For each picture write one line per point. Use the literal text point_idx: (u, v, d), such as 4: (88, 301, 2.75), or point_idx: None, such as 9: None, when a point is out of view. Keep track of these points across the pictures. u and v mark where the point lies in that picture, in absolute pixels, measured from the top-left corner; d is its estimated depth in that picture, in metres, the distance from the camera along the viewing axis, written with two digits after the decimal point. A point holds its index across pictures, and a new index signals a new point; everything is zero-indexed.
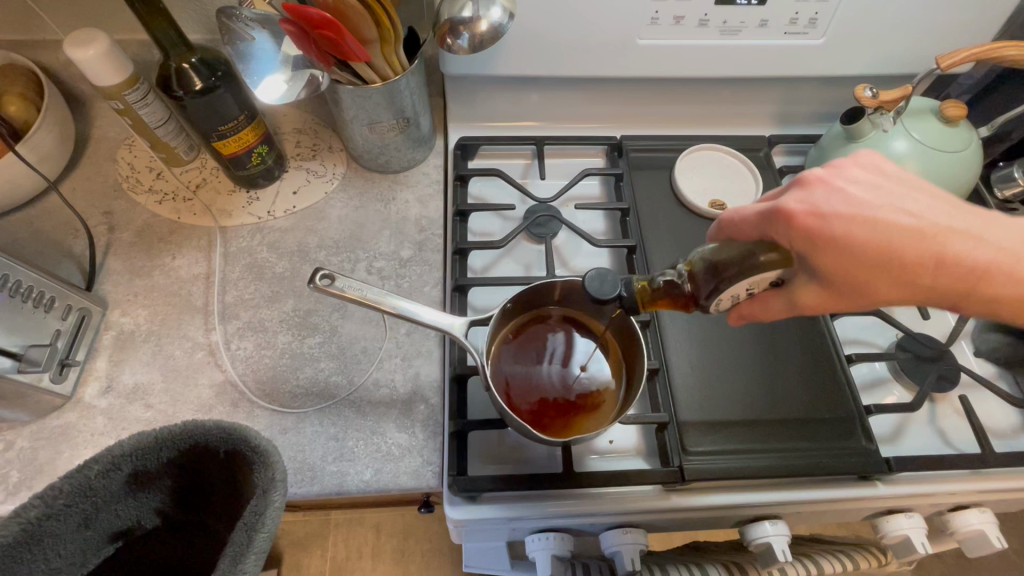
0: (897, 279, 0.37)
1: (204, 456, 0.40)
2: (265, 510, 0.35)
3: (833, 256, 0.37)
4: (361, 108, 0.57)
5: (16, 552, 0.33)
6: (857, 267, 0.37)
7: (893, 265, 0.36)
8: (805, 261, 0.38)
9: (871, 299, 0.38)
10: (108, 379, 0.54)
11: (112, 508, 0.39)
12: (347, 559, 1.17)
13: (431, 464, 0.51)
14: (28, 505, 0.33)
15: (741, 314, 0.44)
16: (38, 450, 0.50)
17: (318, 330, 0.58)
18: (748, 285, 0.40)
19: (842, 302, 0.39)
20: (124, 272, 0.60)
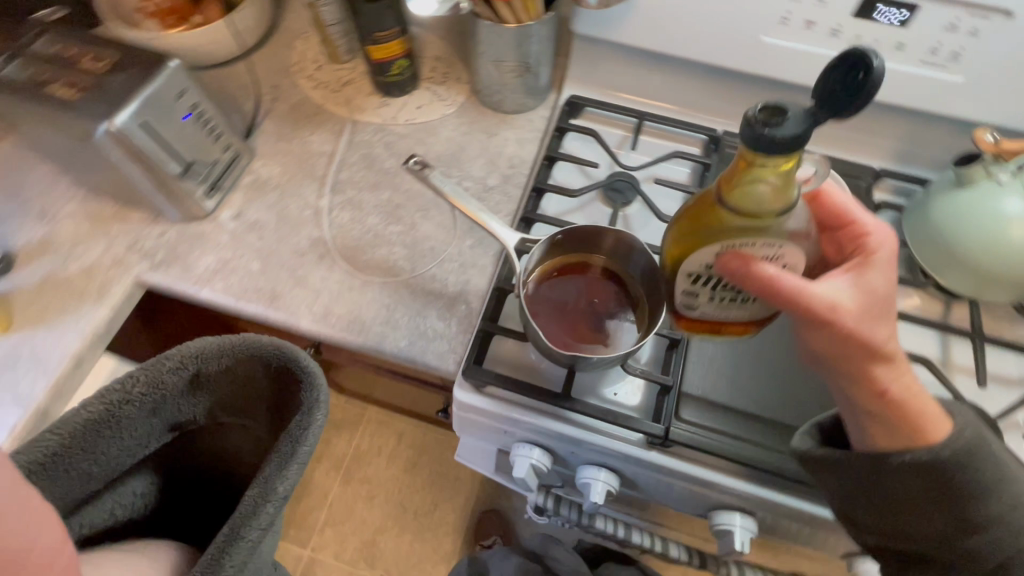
0: (883, 324, 0.43)
1: (247, 370, 0.52)
2: (309, 426, 0.49)
3: (879, 278, 0.43)
4: (492, 44, 0.65)
5: (105, 424, 0.48)
6: (880, 301, 0.43)
7: (877, 307, 0.42)
8: (857, 276, 0.43)
9: (860, 328, 0.42)
10: (240, 209, 0.68)
11: (174, 403, 0.52)
12: (366, 451, 1.31)
13: (455, 353, 0.59)
14: (117, 389, 0.48)
15: (749, 268, 0.40)
16: (180, 243, 0.65)
17: (400, 222, 0.67)
18: (788, 257, 0.42)
19: (839, 312, 0.41)
20: (273, 135, 0.74)
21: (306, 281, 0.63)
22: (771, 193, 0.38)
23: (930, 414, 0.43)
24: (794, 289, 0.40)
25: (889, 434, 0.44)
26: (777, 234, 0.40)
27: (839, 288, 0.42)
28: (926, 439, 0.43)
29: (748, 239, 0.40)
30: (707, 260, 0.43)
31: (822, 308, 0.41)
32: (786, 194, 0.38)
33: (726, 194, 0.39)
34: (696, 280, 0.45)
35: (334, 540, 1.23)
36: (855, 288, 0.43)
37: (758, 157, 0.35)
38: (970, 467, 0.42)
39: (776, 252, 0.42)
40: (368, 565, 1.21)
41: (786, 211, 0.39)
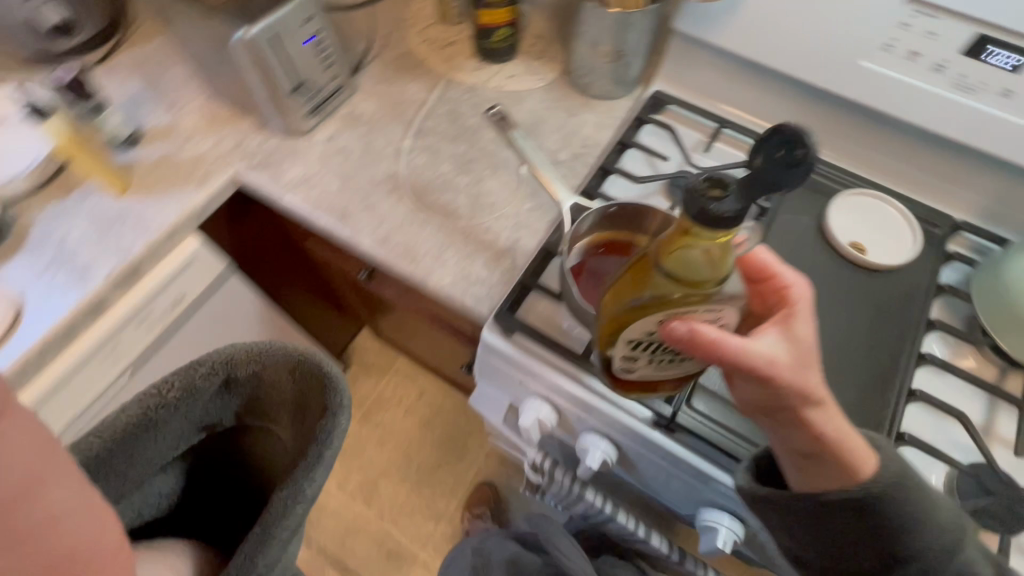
0: (816, 375, 0.42)
1: (273, 373, 0.57)
2: (335, 429, 0.52)
3: (804, 328, 0.43)
4: (592, 26, 0.68)
5: (143, 425, 0.53)
6: (808, 353, 0.42)
7: (810, 356, 0.42)
8: (784, 328, 0.43)
9: (799, 377, 0.41)
10: (332, 135, 0.75)
11: (204, 406, 0.57)
12: (388, 398, 1.37)
13: (491, 300, 0.62)
14: (153, 393, 0.53)
15: (698, 335, 0.38)
16: (277, 152, 0.73)
17: (469, 174, 0.72)
18: (724, 316, 0.40)
19: (776, 365, 0.40)
20: (376, 76, 0.80)
21: (376, 208, 0.69)
22: (714, 261, 0.36)
23: (858, 450, 0.43)
24: (733, 353, 0.39)
25: (822, 476, 0.43)
26: (715, 301, 0.38)
27: (771, 342, 0.42)
28: (856, 477, 0.43)
29: (687, 307, 0.38)
30: (650, 327, 0.40)
31: (761, 364, 0.40)
32: (723, 266, 0.36)
33: (664, 259, 0.36)
34: (635, 345, 0.42)
35: (340, 472, 1.30)
36: (785, 338, 0.42)
37: (696, 228, 0.33)
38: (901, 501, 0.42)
39: (716, 315, 0.40)
40: (365, 504, 1.27)
41: (723, 277, 0.37)
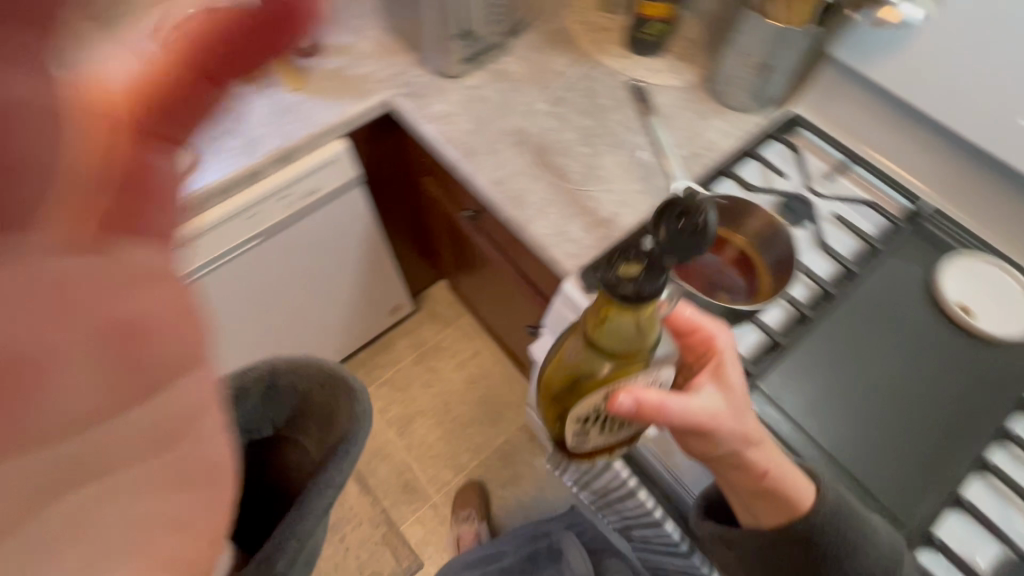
0: (752, 421, 0.46)
1: (310, 380, 0.65)
2: (360, 433, 0.59)
3: (736, 376, 0.46)
4: (746, 35, 0.71)
5: None
6: (742, 402, 0.46)
7: (744, 404, 0.46)
8: (718, 379, 0.46)
9: (738, 424, 0.45)
10: (478, 83, 0.82)
11: (246, 412, 0.65)
12: (443, 348, 1.45)
13: (578, 260, 0.66)
14: None
15: (645, 400, 0.38)
16: (427, 87, 0.82)
17: (589, 146, 0.76)
18: (664, 377, 0.42)
19: (718, 418, 0.43)
20: (528, 43, 0.87)
21: (499, 154, 0.75)
22: (642, 332, 0.35)
23: (797, 486, 0.47)
24: (678, 412, 0.40)
25: (771, 512, 0.48)
26: (647, 370, 0.39)
27: (710, 395, 0.44)
28: (799, 513, 0.47)
29: (624, 377, 0.38)
30: (598, 402, 0.39)
31: (707, 420, 0.43)
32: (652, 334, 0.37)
33: (594, 338, 0.36)
34: (580, 425, 0.42)
35: (385, 399, 1.40)
36: (722, 387, 0.45)
37: (619, 305, 0.34)
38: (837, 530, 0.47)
39: (654, 379, 0.41)
40: (397, 434, 1.36)
41: (653, 340, 0.38)
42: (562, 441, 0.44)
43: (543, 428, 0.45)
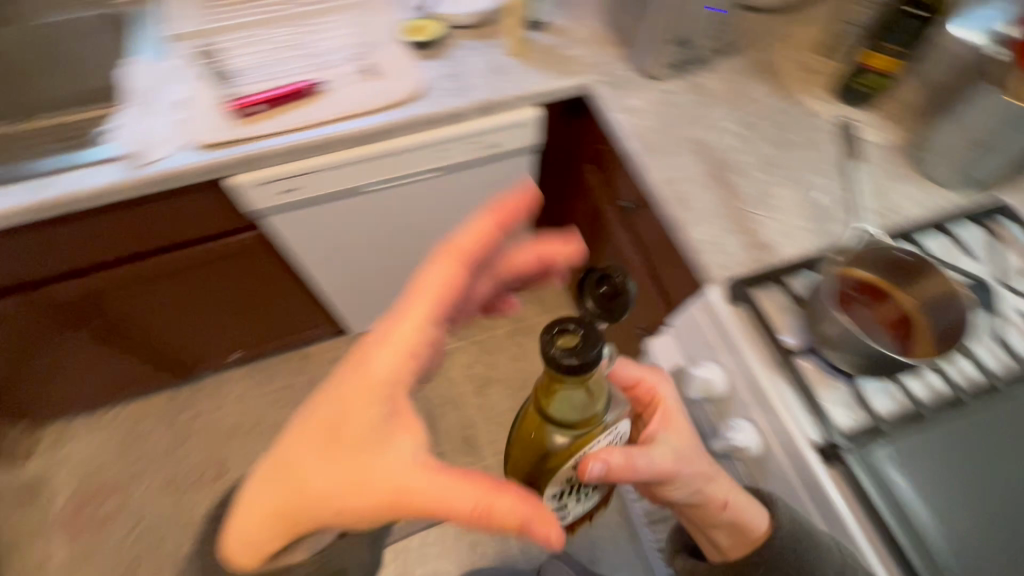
0: (705, 470, 0.51)
1: None
2: None
3: (681, 426, 0.52)
4: (977, 107, 0.68)
5: None
6: (692, 450, 0.51)
7: (695, 449, 0.51)
8: (665, 426, 0.51)
9: (696, 468, 0.50)
10: (674, 90, 0.87)
11: None
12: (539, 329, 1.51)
13: (727, 271, 0.68)
14: None
15: (607, 460, 0.44)
16: (627, 81, 0.88)
17: (766, 174, 0.77)
18: (620, 433, 0.46)
19: (675, 465, 0.49)
20: (733, 65, 0.90)
21: (676, 156, 0.79)
22: (592, 399, 0.41)
23: (753, 520, 0.52)
24: (643, 465, 0.46)
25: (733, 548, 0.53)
26: (605, 427, 0.44)
27: (665, 440, 0.50)
28: (758, 537, 0.52)
29: (590, 442, 0.43)
30: (568, 466, 0.44)
31: (670, 468, 0.48)
32: (596, 399, 0.41)
33: (549, 410, 0.42)
34: (557, 494, 0.48)
35: (472, 356, 1.48)
36: (672, 437, 0.51)
37: (568, 378, 0.39)
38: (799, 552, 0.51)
39: (611, 434, 0.45)
40: (473, 390, 1.44)
41: (604, 404, 0.43)
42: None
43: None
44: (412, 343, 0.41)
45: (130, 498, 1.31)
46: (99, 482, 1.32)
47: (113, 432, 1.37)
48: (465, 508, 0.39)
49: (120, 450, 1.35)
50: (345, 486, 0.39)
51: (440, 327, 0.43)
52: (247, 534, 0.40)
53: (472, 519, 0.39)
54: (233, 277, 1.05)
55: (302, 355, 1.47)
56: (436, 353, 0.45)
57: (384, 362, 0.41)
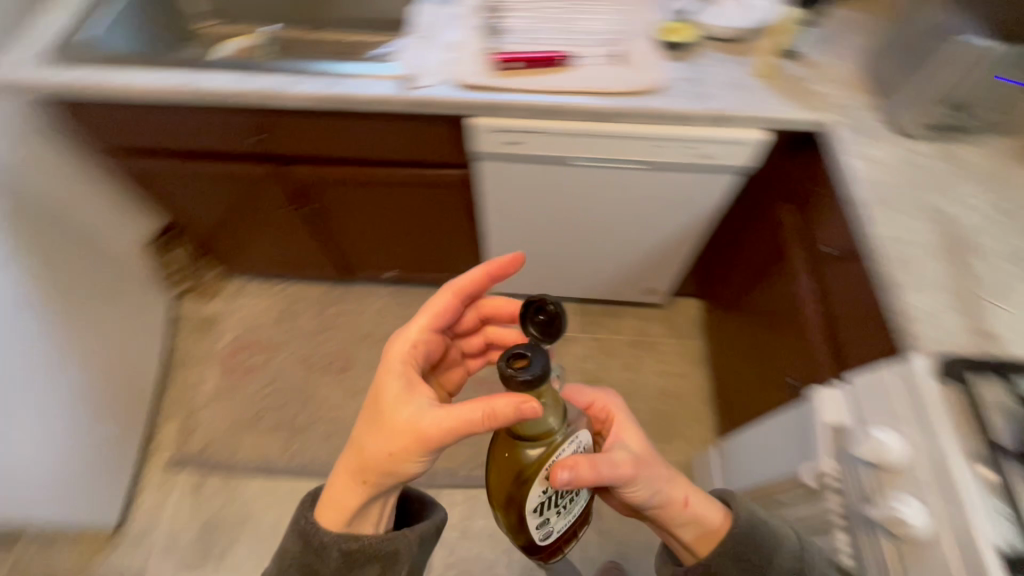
0: (661, 476, 0.57)
1: None
2: None
3: (632, 437, 0.61)
4: None
5: None
6: (645, 456, 0.58)
7: (648, 453, 0.59)
8: (619, 437, 0.60)
9: (651, 470, 0.57)
10: (922, 152, 0.82)
11: None
12: (661, 348, 1.50)
13: (938, 346, 0.63)
14: None
15: (579, 462, 0.52)
16: (872, 130, 0.85)
17: (1009, 264, 0.71)
18: (578, 440, 0.56)
19: (634, 464, 0.55)
20: (998, 144, 0.83)
21: (909, 218, 0.75)
22: (545, 412, 0.51)
23: (715, 521, 0.56)
24: (609, 471, 0.53)
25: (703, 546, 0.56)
26: (563, 436, 0.54)
27: (624, 448, 0.58)
28: (722, 536, 0.56)
29: (557, 450, 0.53)
30: (544, 473, 0.53)
31: (630, 468, 0.55)
32: (553, 411, 0.51)
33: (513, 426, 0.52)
34: (537, 505, 0.55)
35: (589, 349, 1.51)
36: (626, 445, 0.59)
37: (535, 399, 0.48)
38: (752, 545, 0.55)
39: (574, 443, 0.55)
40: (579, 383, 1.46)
41: (558, 417, 0.53)
42: (533, 526, 0.57)
43: (511, 522, 0.57)
44: (412, 344, 0.59)
45: (273, 359, 1.51)
46: (253, 338, 1.55)
47: (276, 303, 1.60)
48: (472, 423, 0.49)
49: (276, 319, 1.57)
50: (383, 435, 0.54)
51: (435, 335, 0.62)
52: (337, 496, 0.55)
53: (486, 424, 0.48)
54: (427, 203, 1.17)
55: None
56: (433, 353, 0.62)
57: (394, 357, 0.58)
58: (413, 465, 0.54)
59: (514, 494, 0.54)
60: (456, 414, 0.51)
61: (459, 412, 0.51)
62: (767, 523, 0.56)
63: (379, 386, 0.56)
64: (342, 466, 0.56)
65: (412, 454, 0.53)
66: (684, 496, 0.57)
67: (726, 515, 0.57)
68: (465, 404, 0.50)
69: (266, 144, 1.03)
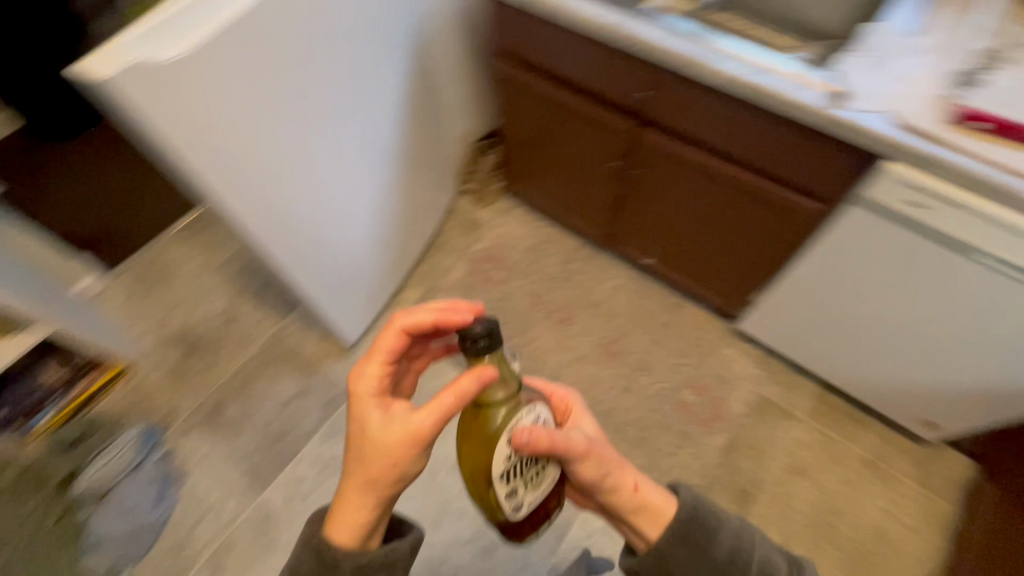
0: (606, 456, 0.70)
1: None
2: None
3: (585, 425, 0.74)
4: None
5: None
6: (599, 441, 0.70)
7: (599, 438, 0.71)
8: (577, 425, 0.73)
9: (603, 449, 0.70)
10: None
11: None
12: (901, 478, 1.28)
13: None
14: None
15: (534, 430, 0.62)
16: None
17: None
18: (541, 417, 0.66)
19: (588, 443, 0.67)
20: None
21: None
22: (499, 381, 0.64)
23: (660, 504, 0.67)
24: (561, 440, 0.64)
25: (654, 524, 0.66)
26: (521, 402, 0.65)
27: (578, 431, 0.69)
28: (670, 517, 0.66)
29: (518, 414, 0.63)
30: (505, 438, 0.62)
31: (585, 448, 0.66)
32: (505, 376, 0.64)
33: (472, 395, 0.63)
34: (504, 472, 0.63)
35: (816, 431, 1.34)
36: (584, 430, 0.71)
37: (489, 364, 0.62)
38: (698, 523, 0.65)
39: (534, 413, 0.65)
40: (784, 465, 1.30)
41: (518, 384, 0.65)
42: (501, 495, 0.64)
43: (487, 494, 0.64)
44: (375, 377, 0.67)
45: (510, 280, 1.62)
46: (500, 254, 1.67)
47: (530, 233, 1.70)
48: (451, 410, 0.60)
49: (525, 248, 1.67)
50: (376, 452, 0.62)
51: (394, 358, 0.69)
52: (347, 517, 0.62)
53: (456, 398, 0.59)
54: (758, 216, 1.10)
55: (678, 302, 1.54)
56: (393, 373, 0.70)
57: (362, 386, 0.66)
58: (411, 465, 0.63)
59: (481, 463, 0.63)
60: (433, 407, 0.60)
61: (431, 406, 0.60)
62: (710, 508, 0.66)
63: (363, 414, 0.64)
64: (348, 489, 0.63)
65: (407, 457, 0.62)
66: (632, 482, 0.69)
67: (671, 499, 0.68)
68: (434, 400, 0.60)
69: (653, 101, 1.04)
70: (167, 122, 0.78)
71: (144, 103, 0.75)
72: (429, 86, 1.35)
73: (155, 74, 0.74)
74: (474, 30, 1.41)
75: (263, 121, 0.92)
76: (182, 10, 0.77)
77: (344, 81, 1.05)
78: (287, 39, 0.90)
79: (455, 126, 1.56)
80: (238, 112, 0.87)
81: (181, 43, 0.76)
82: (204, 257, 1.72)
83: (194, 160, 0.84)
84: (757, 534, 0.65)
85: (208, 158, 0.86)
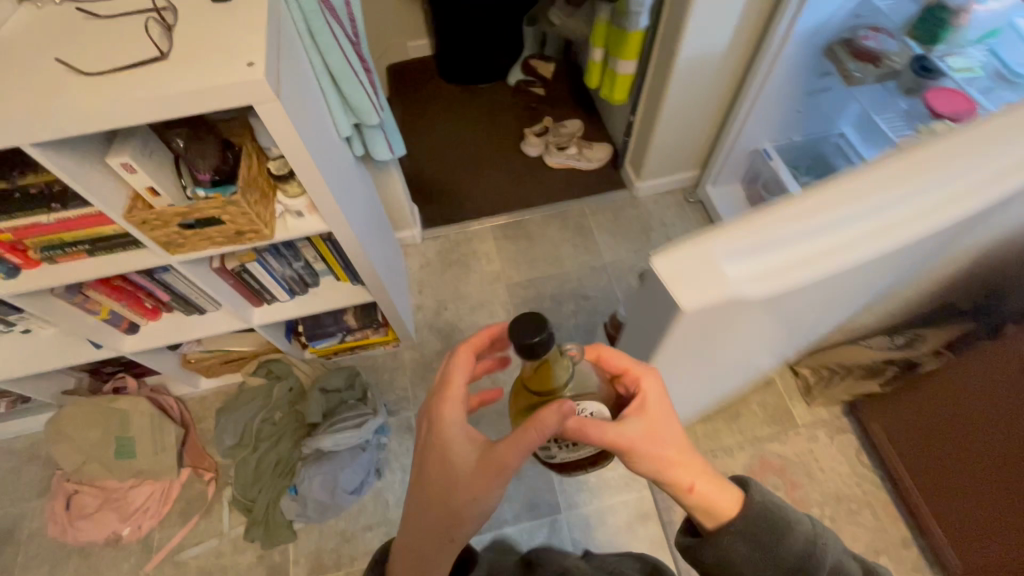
0: (660, 453, 0.64)
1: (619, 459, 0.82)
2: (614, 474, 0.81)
3: (654, 413, 0.65)
4: None
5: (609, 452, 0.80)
6: (652, 436, 0.64)
7: (656, 434, 0.64)
8: (637, 410, 0.64)
9: (659, 451, 0.64)
10: None
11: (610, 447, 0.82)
12: None
13: None
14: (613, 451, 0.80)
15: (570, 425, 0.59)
16: None
17: None
18: (589, 408, 0.62)
19: (636, 442, 0.62)
20: None
21: None
22: (549, 371, 0.58)
23: (723, 503, 0.64)
24: (597, 436, 0.60)
25: (711, 519, 0.65)
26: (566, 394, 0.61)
27: (630, 426, 0.62)
28: (731, 514, 0.64)
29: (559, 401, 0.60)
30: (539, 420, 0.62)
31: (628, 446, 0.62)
32: (556, 366, 0.58)
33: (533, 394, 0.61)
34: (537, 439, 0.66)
35: None
36: (640, 424, 0.63)
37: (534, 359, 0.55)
38: (768, 522, 0.63)
39: (579, 407, 0.61)
40: None
41: (566, 371, 0.60)
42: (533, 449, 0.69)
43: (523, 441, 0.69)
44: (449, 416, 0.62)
45: None
46: (796, 477, 1.32)
47: (849, 479, 1.32)
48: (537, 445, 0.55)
49: (833, 491, 1.30)
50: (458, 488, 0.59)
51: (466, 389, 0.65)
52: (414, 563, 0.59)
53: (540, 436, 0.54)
54: None
55: None
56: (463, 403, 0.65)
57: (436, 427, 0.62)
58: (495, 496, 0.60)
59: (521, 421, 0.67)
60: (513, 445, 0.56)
61: (512, 439, 0.56)
62: (782, 509, 0.64)
63: (445, 451, 0.61)
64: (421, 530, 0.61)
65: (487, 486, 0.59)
66: (689, 482, 0.64)
67: (734, 499, 0.65)
68: (518, 435, 0.55)
69: None
70: (683, 334, 0.62)
71: (687, 322, 0.58)
72: (887, 298, 1.02)
73: (728, 304, 0.56)
74: (988, 258, 1.02)
75: (746, 331, 0.73)
76: (806, 233, 0.57)
77: (844, 298, 0.80)
78: (856, 274, 0.66)
79: (858, 325, 1.20)
80: (741, 327, 0.69)
81: (776, 278, 0.57)
82: (503, 268, 1.70)
83: (664, 354, 0.69)
84: (828, 538, 0.64)
85: (676, 353, 0.70)
